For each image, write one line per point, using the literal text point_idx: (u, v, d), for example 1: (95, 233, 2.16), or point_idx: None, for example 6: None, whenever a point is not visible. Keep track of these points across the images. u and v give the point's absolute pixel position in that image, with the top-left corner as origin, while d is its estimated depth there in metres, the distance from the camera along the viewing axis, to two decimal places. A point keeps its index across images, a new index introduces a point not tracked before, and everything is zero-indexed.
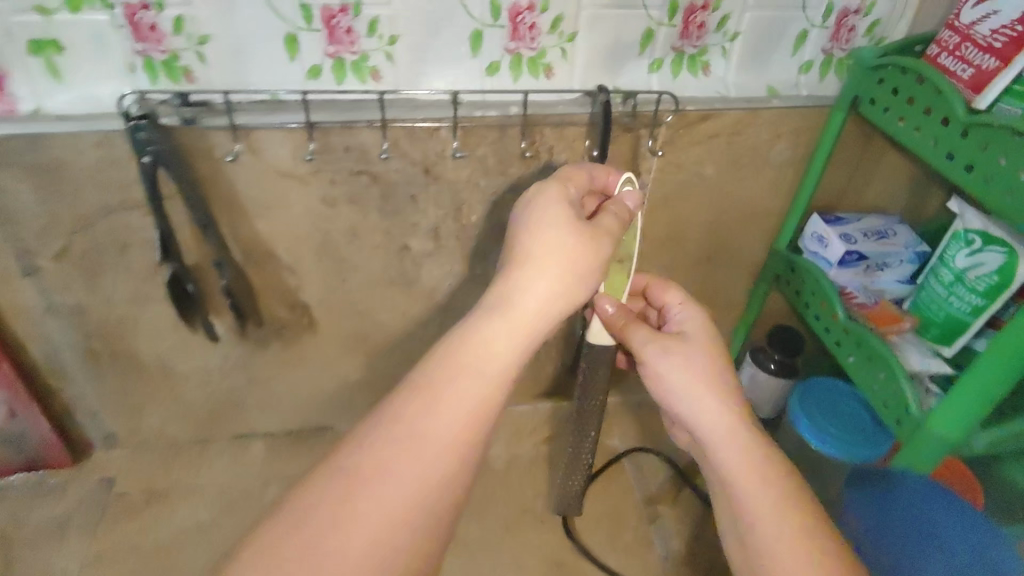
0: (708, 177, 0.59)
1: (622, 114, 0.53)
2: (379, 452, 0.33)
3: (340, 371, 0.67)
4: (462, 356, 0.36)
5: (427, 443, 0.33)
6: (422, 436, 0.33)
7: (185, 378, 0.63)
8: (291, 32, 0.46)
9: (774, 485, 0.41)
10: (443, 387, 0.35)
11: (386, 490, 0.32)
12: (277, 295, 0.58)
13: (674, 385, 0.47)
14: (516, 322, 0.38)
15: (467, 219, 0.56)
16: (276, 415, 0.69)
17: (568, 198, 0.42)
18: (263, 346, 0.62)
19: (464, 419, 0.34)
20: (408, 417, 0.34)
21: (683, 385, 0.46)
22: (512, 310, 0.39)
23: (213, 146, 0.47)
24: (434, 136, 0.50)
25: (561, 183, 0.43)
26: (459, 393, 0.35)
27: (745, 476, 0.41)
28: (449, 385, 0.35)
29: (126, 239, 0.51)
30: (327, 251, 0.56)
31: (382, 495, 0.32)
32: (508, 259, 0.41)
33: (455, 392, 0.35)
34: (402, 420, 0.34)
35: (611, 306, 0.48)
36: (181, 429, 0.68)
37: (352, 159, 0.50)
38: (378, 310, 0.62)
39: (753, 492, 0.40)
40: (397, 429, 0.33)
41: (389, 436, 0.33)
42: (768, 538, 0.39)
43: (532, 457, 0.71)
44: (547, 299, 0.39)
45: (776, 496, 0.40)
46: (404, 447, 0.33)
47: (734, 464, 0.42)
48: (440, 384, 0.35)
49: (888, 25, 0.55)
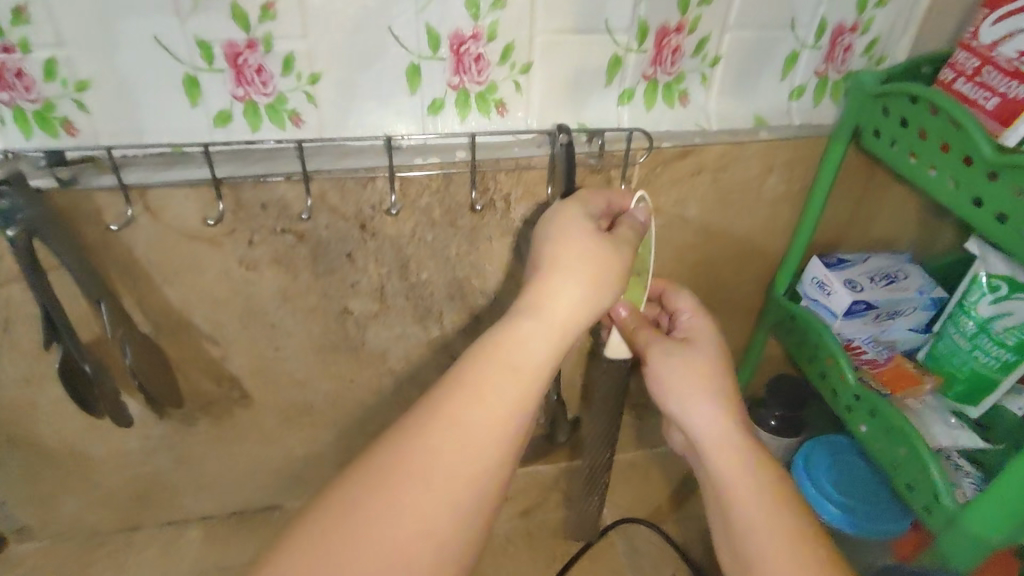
0: (692, 218, 0.52)
1: (587, 156, 0.46)
2: (409, 459, 0.31)
3: (284, 447, 0.58)
4: (499, 361, 0.35)
5: (458, 452, 0.32)
6: (452, 444, 0.32)
7: (102, 461, 0.55)
8: (190, 74, 0.39)
9: (774, 493, 0.38)
10: (479, 392, 0.34)
11: (418, 493, 0.31)
12: (200, 368, 0.50)
13: (669, 385, 0.43)
14: (551, 327, 0.36)
15: (415, 277, 0.49)
16: (214, 496, 0.60)
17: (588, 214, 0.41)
18: (190, 423, 0.54)
19: (497, 421, 0.33)
20: (436, 424, 0.32)
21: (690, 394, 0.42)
22: (545, 314, 0.37)
23: (100, 210, 0.41)
24: (368, 187, 0.43)
25: (581, 202, 0.41)
26: (493, 395, 0.34)
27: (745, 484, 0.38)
28: (482, 387, 0.34)
29: (7, 315, 0.43)
30: (254, 318, 0.48)
31: (409, 506, 0.30)
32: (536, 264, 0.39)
33: (490, 398, 0.34)
34: (441, 422, 0.33)
35: (625, 312, 0.45)
36: (105, 514, 0.60)
37: (273, 217, 0.43)
38: (321, 381, 0.53)
39: (749, 501, 0.38)
40: (425, 435, 0.32)
41: (418, 443, 0.32)
42: (750, 539, 0.37)
43: (508, 534, 0.63)
44: (584, 306, 0.37)
45: (769, 503, 0.38)
46: (433, 453, 0.32)
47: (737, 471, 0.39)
48: (470, 390, 0.34)
49: (890, 43, 0.48)
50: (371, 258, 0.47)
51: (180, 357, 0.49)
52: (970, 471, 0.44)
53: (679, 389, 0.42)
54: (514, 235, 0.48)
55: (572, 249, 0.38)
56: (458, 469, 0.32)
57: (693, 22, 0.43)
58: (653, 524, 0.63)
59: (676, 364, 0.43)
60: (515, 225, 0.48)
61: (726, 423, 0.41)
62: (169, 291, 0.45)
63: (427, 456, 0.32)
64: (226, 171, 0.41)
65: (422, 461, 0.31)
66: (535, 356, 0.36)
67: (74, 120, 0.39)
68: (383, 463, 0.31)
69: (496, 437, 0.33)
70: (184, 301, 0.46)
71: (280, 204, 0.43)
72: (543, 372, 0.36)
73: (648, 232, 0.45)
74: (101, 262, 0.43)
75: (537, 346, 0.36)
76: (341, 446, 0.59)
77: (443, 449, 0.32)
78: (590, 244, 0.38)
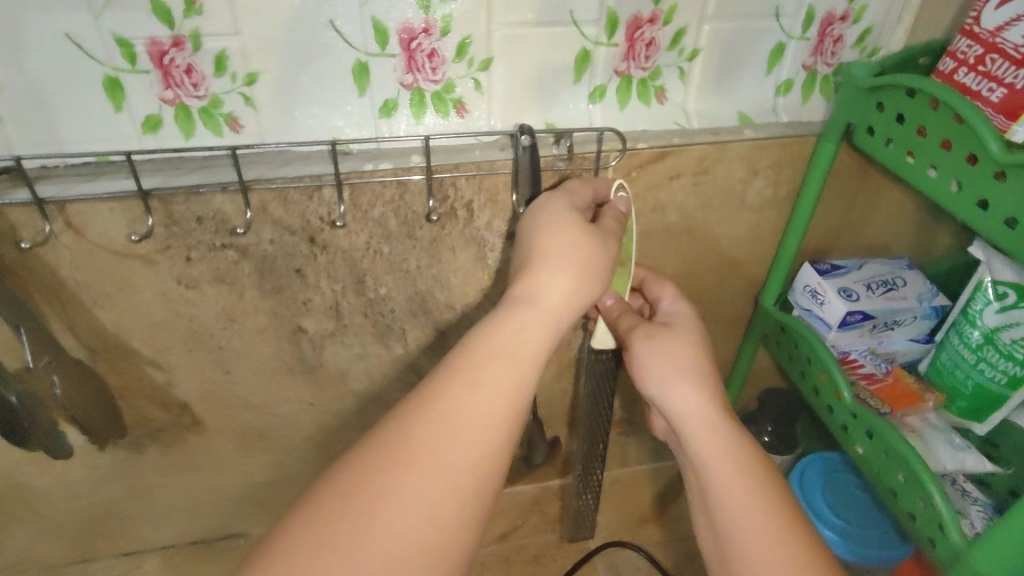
0: (674, 224, 0.48)
1: (555, 159, 0.42)
2: (380, 471, 0.28)
3: (243, 473, 0.54)
4: (481, 357, 0.32)
5: (434, 458, 0.29)
6: (428, 451, 0.29)
7: (45, 495, 0.50)
8: (111, 75, 0.36)
9: (768, 491, 0.34)
10: (469, 385, 0.31)
11: (398, 493, 0.28)
12: (144, 395, 0.47)
13: (660, 386, 0.39)
14: (534, 318, 0.33)
15: (373, 292, 0.45)
16: (171, 527, 0.56)
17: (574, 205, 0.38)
18: (139, 451, 0.50)
19: (476, 418, 0.30)
20: (411, 429, 0.29)
21: (673, 384, 0.39)
22: (532, 306, 0.34)
23: (14, 226, 0.37)
24: (314, 197, 0.40)
25: (564, 194, 0.38)
26: (471, 392, 0.31)
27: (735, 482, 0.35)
28: (461, 384, 0.31)
29: None
30: (198, 340, 0.44)
31: (380, 521, 0.27)
32: (520, 257, 0.36)
33: (475, 395, 0.31)
34: (422, 417, 0.30)
35: (613, 300, 0.42)
36: (53, 550, 0.55)
37: (211, 231, 0.40)
38: (277, 403, 0.50)
39: (740, 500, 0.34)
40: (398, 442, 0.29)
41: (391, 452, 0.29)
42: (738, 541, 0.33)
43: (485, 559, 0.59)
44: (572, 298, 0.34)
45: (762, 504, 0.34)
46: (405, 462, 0.29)
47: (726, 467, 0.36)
48: (450, 391, 0.31)
49: (883, 33, 0.44)
50: (322, 273, 0.43)
51: (121, 383, 0.45)
52: (977, 497, 0.41)
53: (657, 372, 0.39)
54: (478, 245, 0.45)
55: (553, 236, 0.35)
56: (434, 478, 0.29)
57: (668, 12, 0.40)
58: (640, 550, 0.59)
59: (659, 353, 0.40)
60: (479, 234, 0.44)
61: (713, 415, 0.37)
62: (103, 314, 0.42)
63: (398, 465, 0.28)
64: (155, 183, 0.38)
65: (395, 471, 0.28)
66: (518, 351, 0.32)
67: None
68: (353, 476, 0.28)
69: (479, 440, 0.30)
70: (120, 323, 0.42)
71: (219, 218, 0.39)
72: (530, 367, 0.32)
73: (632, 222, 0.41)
74: (24, 283, 0.39)
75: (523, 342, 0.33)
76: (306, 470, 0.55)
77: (419, 456, 0.29)
78: (573, 230, 0.35)
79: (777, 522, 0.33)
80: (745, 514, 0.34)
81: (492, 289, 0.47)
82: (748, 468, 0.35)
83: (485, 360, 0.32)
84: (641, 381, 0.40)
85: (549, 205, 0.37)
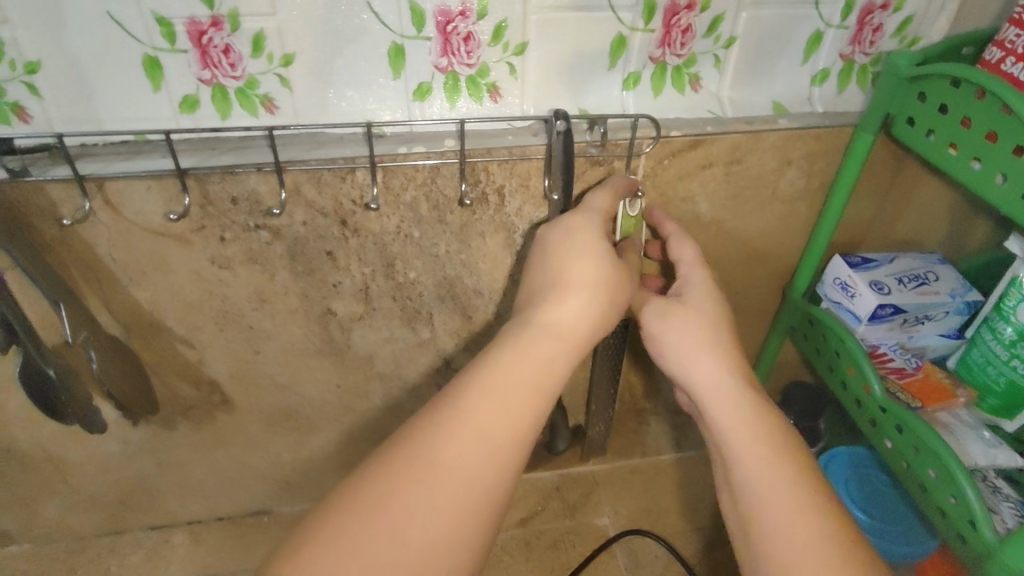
0: (703, 214, 0.48)
1: (588, 145, 0.42)
2: (401, 476, 0.28)
3: (271, 450, 0.55)
4: (498, 366, 0.32)
5: (462, 454, 0.29)
6: (449, 450, 0.29)
7: (79, 468, 0.51)
8: (150, 55, 0.36)
9: (792, 464, 0.34)
10: (487, 391, 0.31)
11: (416, 499, 0.28)
12: (176, 372, 0.47)
13: (674, 352, 0.39)
14: (561, 328, 0.34)
15: (401, 276, 0.45)
16: (200, 502, 0.57)
17: (597, 216, 0.38)
18: (170, 426, 0.51)
19: (497, 423, 0.30)
20: (430, 435, 0.29)
21: (691, 354, 0.38)
22: (546, 325, 0.34)
23: (54, 203, 0.38)
24: (347, 179, 0.40)
25: (591, 211, 0.38)
26: (491, 398, 0.31)
27: (761, 453, 0.34)
28: (483, 388, 0.31)
29: None
30: (229, 320, 0.45)
31: (411, 519, 0.27)
32: (544, 276, 0.37)
33: (496, 401, 0.31)
34: (442, 423, 0.30)
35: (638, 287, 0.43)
36: (86, 520, 0.56)
37: (244, 211, 0.40)
38: (305, 382, 0.50)
39: (761, 470, 0.34)
40: (418, 442, 0.29)
41: (414, 457, 0.29)
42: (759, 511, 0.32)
43: (505, 542, 0.59)
44: (587, 317, 0.35)
45: (789, 474, 0.33)
46: (429, 466, 0.29)
47: (751, 439, 0.35)
48: (465, 395, 0.31)
49: (924, 22, 0.43)
50: (353, 256, 0.43)
51: (154, 362, 0.46)
52: (1008, 494, 0.40)
53: (673, 344, 0.39)
54: (508, 231, 0.45)
55: (580, 252, 0.36)
56: (456, 476, 0.29)
57: None
58: (661, 537, 0.59)
59: (676, 329, 0.39)
60: (509, 220, 0.44)
61: (735, 388, 0.37)
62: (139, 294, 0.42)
63: (417, 467, 0.28)
64: (190, 163, 0.38)
65: (415, 474, 0.28)
66: (546, 354, 0.33)
67: (27, 105, 0.36)
68: (372, 481, 0.28)
69: (497, 446, 0.30)
70: (155, 302, 0.43)
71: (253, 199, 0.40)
72: (549, 379, 0.33)
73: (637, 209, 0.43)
74: (62, 261, 0.40)
75: (546, 346, 0.33)
76: (332, 451, 0.56)
77: (440, 458, 0.29)
78: (598, 248, 0.36)
79: (804, 491, 0.32)
80: (771, 483, 0.33)
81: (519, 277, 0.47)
82: (774, 442, 0.34)
83: (511, 357, 0.33)
84: (661, 358, 0.40)
85: (576, 215, 0.38)
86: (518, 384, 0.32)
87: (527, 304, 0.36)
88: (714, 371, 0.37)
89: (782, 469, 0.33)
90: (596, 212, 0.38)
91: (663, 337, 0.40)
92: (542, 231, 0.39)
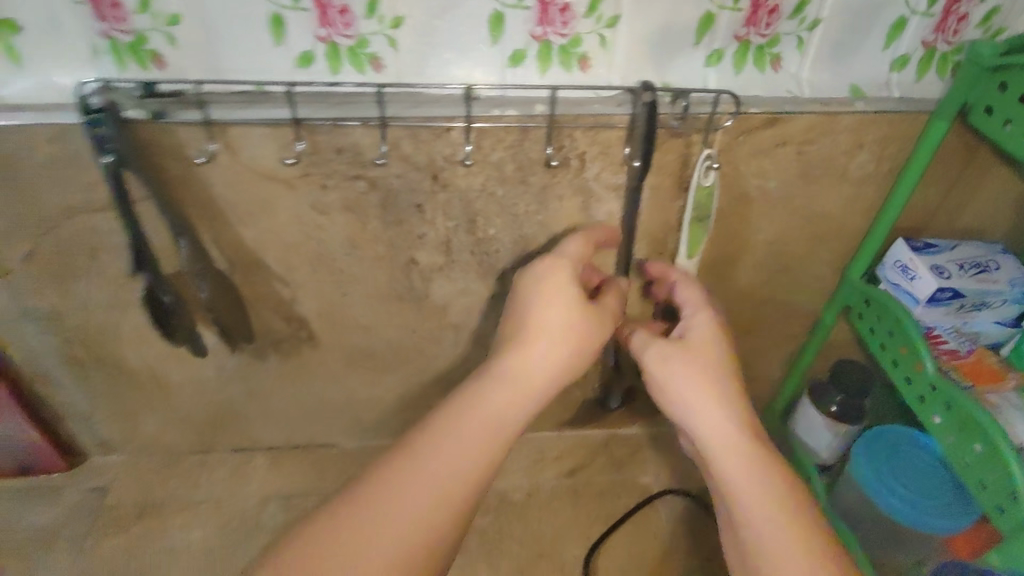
0: (772, 191, 0.50)
1: (669, 117, 0.44)
2: (370, 497, 0.34)
3: (347, 386, 0.59)
4: (475, 407, 0.39)
5: (439, 475, 0.36)
6: (415, 478, 0.35)
7: (178, 389, 0.58)
8: (275, 12, 0.39)
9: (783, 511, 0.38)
10: (456, 428, 0.37)
11: (384, 515, 0.34)
12: (270, 307, 0.52)
13: (682, 397, 0.42)
14: (525, 367, 0.40)
15: (481, 232, 0.48)
16: (279, 429, 0.63)
17: (573, 274, 0.43)
18: (259, 358, 0.56)
19: (463, 457, 0.36)
20: (402, 464, 0.36)
21: (696, 400, 0.41)
22: (518, 372, 0.40)
23: (182, 143, 0.42)
24: (442, 137, 0.43)
25: (569, 263, 0.44)
26: (460, 435, 0.37)
27: (761, 503, 0.38)
28: (456, 428, 0.38)
29: (95, 244, 0.47)
30: (322, 263, 0.49)
31: (376, 534, 0.33)
32: (518, 327, 0.42)
33: (464, 437, 0.37)
34: (414, 453, 0.36)
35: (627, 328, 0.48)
36: (178, 438, 0.63)
37: (346, 162, 0.44)
38: (384, 326, 0.54)
39: (763, 515, 0.38)
40: (393, 469, 0.36)
41: (387, 480, 0.35)
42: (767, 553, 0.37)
43: (554, 489, 0.63)
44: (555, 366, 0.41)
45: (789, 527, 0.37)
46: (399, 489, 0.35)
47: (757, 493, 0.39)
48: (439, 429, 0.37)
49: (1011, 13, 0.44)
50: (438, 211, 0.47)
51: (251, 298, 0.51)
52: None
53: (680, 391, 0.42)
54: (585, 195, 0.47)
55: (546, 309, 0.42)
56: (418, 502, 0.35)
57: None
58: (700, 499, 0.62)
59: (684, 376, 0.42)
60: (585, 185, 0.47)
61: (740, 437, 0.40)
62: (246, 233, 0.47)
63: (389, 488, 0.35)
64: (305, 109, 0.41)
65: (383, 497, 0.34)
66: (513, 391, 0.40)
67: (165, 54, 0.40)
68: (349, 501, 0.34)
69: (461, 476, 0.36)
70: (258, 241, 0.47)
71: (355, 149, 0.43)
72: (512, 417, 0.39)
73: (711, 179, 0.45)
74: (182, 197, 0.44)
75: (517, 393, 0.40)
76: (399, 394, 0.61)
77: (409, 482, 0.35)
78: (572, 300, 0.42)
79: (804, 543, 0.36)
80: (778, 536, 0.37)
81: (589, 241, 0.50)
82: (768, 491, 0.39)
83: (483, 397, 0.39)
84: (666, 403, 0.43)
85: (552, 262, 0.44)
86: (480, 423, 0.38)
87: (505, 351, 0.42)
88: (723, 422, 0.41)
89: (785, 520, 0.37)
90: (570, 262, 0.44)
91: (670, 379, 0.43)
92: (519, 282, 0.44)
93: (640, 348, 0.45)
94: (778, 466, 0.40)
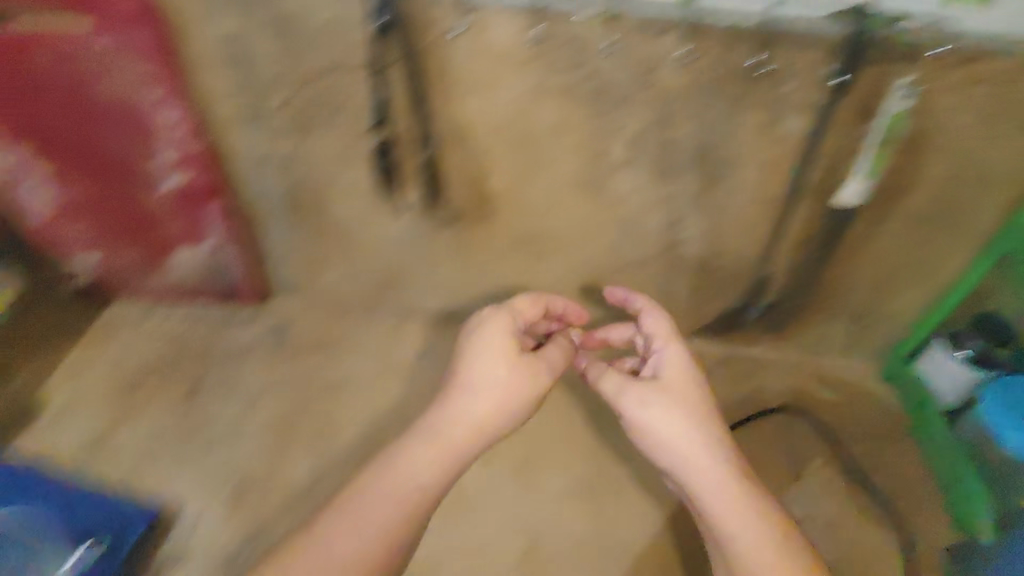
0: (963, 128, 0.51)
1: (875, 43, 0.46)
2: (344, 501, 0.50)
3: (512, 261, 0.69)
4: (443, 424, 0.52)
5: (363, 531, 0.48)
6: (392, 474, 0.50)
7: (374, 242, 0.69)
8: None
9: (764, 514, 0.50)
10: (429, 434, 0.52)
11: (354, 518, 0.48)
12: (462, 180, 0.61)
13: (658, 435, 0.53)
14: (457, 423, 0.52)
15: (671, 137, 0.54)
16: (440, 293, 0.75)
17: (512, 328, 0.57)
18: (445, 225, 0.66)
19: (429, 463, 0.51)
20: (369, 474, 0.51)
21: (654, 430, 0.53)
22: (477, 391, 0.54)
23: (436, 19, 0.49)
24: (656, 38, 0.48)
25: (507, 317, 0.57)
26: (433, 443, 0.51)
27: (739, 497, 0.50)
28: (425, 435, 0.52)
29: (339, 101, 0.56)
30: (525, 142, 0.57)
31: (346, 548, 0.47)
32: (455, 362, 0.56)
33: (432, 449, 0.51)
34: (390, 463, 0.51)
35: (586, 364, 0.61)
36: (351, 290, 0.77)
37: (573, 49, 0.50)
38: (560, 210, 0.62)
39: (738, 522, 0.49)
40: (376, 470, 0.51)
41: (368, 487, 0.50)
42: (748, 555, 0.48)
43: None
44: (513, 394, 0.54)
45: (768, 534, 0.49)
46: (383, 481, 0.50)
47: (722, 481, 0.51)
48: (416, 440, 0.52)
49: None
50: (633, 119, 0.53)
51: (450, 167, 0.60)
52: None
53: (651, 423, 0.53)
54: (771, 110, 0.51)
55: (483, 372, 0.54)
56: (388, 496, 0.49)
57: None
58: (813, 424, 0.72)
59: (648, 409, 0.54)
60: (781, 104, 0.51)
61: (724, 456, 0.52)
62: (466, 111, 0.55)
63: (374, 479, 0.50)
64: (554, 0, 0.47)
65: (353, 498, 0.49)
66: (460, 449, 0.52)
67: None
68: (341, 503, 0.49)
69: (426, 480, 0.50)
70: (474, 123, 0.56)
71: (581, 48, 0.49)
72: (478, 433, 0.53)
73: (897, 105, 0.48)
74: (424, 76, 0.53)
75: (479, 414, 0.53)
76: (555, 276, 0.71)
77: (387, 477, 0.50)
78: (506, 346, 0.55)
79: (768, 535, 0.49)
80: (760, 548, 0.48)
81: (763, 161, 0.55)
82: (749, 494, 0.50)
83: (426, 444, 0.51)
84: (642, 442, 0.55)
85: (493, 313, 0.58)
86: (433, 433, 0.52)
87: (456, 371, 0.55)
88: (677, 442, 0.52)
89: (763, 518, 0.49)
90: (513, 315, 0.58)
91: (631, 418, 0.54)
92: (463, 335, 0.58)
93: (609, 391, 0.56)
94: (731, 466, 0.51)
